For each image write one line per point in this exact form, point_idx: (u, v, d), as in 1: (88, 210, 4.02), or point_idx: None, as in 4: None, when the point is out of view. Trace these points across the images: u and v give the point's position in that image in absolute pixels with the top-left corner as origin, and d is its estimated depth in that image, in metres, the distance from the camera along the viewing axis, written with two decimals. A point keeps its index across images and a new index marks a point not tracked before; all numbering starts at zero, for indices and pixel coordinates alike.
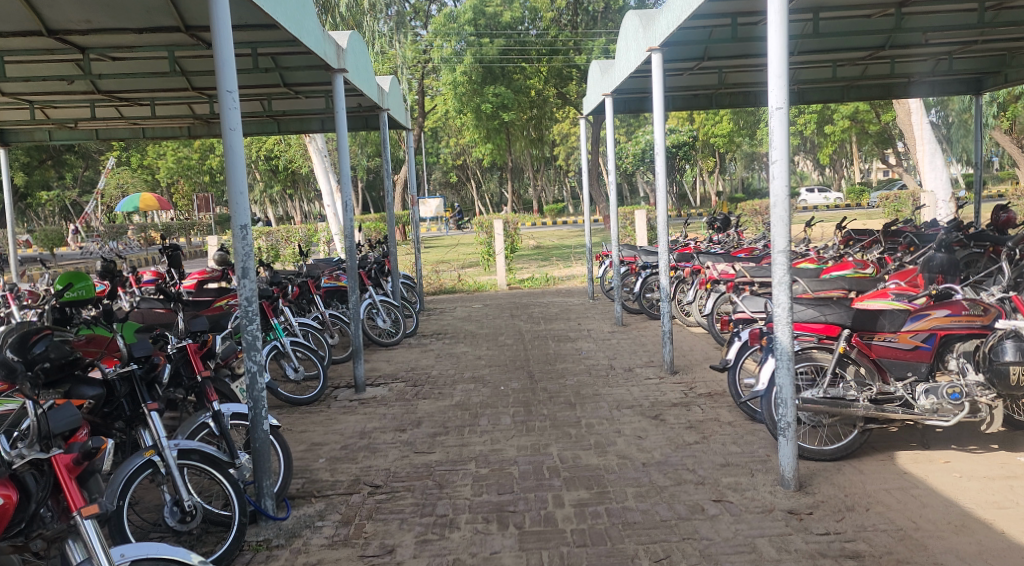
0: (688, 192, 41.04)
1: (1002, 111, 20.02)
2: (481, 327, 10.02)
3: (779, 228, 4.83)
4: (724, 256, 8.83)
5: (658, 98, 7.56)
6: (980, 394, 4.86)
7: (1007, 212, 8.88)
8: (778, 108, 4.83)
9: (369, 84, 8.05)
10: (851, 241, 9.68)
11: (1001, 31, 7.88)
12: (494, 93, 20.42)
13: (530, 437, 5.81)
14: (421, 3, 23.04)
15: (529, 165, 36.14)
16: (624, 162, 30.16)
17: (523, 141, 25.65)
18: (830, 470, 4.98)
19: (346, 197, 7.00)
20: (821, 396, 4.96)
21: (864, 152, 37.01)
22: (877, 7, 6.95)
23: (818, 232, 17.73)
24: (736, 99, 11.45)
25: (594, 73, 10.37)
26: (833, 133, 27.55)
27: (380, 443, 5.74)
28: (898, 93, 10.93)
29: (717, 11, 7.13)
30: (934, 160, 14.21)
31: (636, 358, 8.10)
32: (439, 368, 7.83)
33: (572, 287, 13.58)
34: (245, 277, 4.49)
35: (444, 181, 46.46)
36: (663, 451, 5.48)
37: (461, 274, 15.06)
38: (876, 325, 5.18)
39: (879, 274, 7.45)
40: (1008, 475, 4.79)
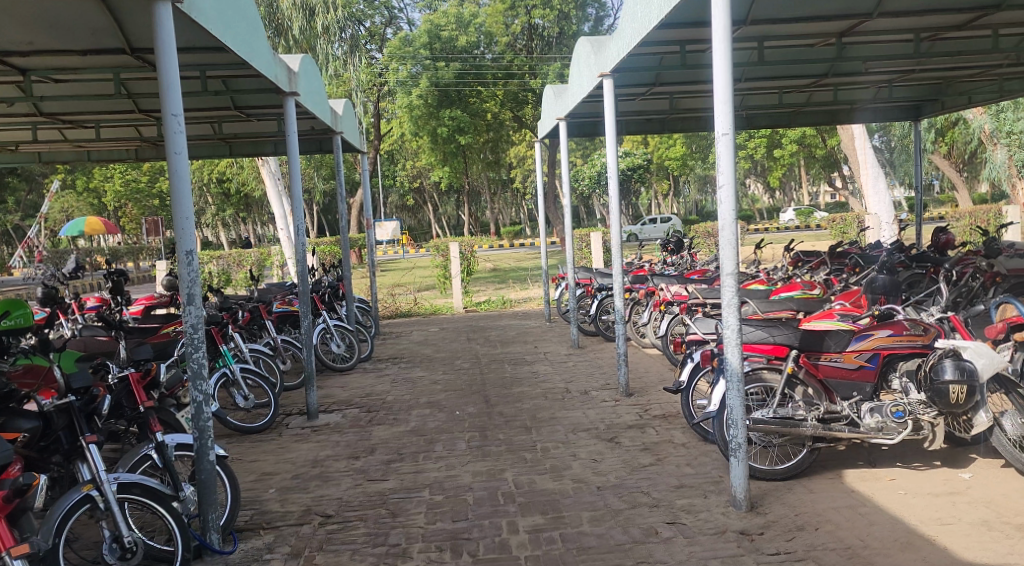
0: (644, 214, 41.60)
1: (941, 136, 20.64)
2: (438, 351, 9.98)
3: (727, 250, 4.91)
4: (678, 278, 8.97)
5: (610, 123, 7.64)
6: (923, 412, 5.00)
7: (947, 234, 9.15)
8: (724, 133, 4.93)
9: (323, 108, 8.04)
10: (800, 262, 9.84)
11: (937, 61, 8.13)
12: (451, 116, 20.62)
13: (485, 462, 5.80)
14: (377, 27, 23.04)
15: (486, 189, 36.30)
16: (580, 185, 30.48)
17: (480, 165, 25.78)
18: (781, 489, 5.05)
19: (298, 222, 6.93)
20: (771, 416, 5.05)
21: (813, 174, 37.93)
22: (818, 37, 7.12)
23: (767, 254, 18.11)
24: (688, 124, 11.68)
25: (548, 97, 10.49)
26: (782, 156, 28.11)
27: (333, 472, 5.67)
28: (843, 119, 11.24)
29: (666, 39, 7.28)
30: (876, 184, 14.66)
31: (592, 381, 8.12)
32: (395, 393, 7.76)
33: (529, 310, 13.61)
34: (191, 304, 4.42)
35: (401, 204, 46.34)
36: (618, 474, 5.50)
37: (417, 297, 15.01)
38: (822, 345, 5.24)
39: (826, 295, 7.62)
40: (951, 491, 4.89)
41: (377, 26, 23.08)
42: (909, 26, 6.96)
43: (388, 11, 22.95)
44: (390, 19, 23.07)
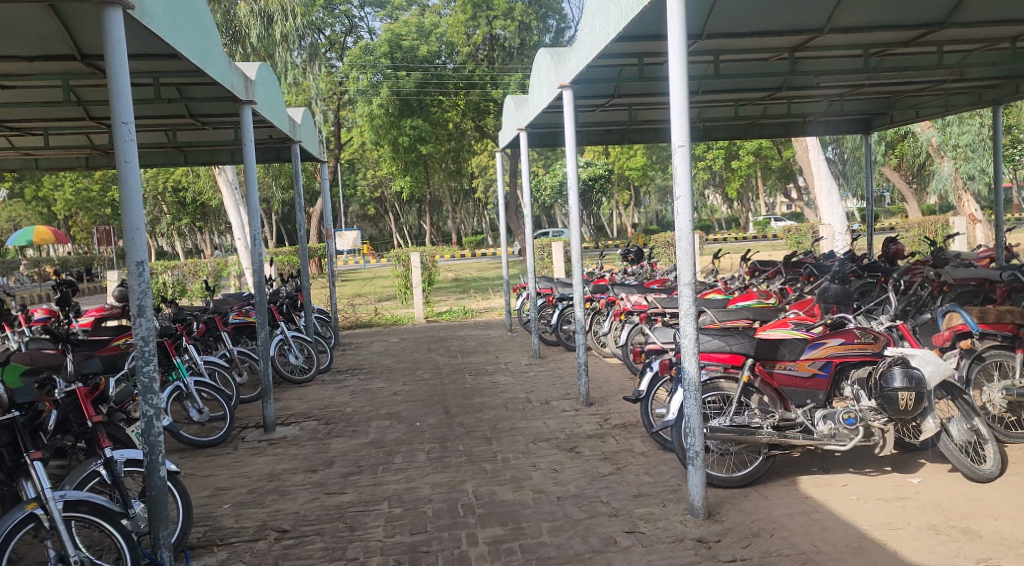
0: (606, 224, 41.97)
1: (890, 148, 21.18)
2: (398, 362, 9.93)
3: (684, 260, 4.96)
4: (638, 288, 9.06)
5: (570, 134, 7.68)
6: (873, 419, 5.06)
7: (897, 244, 9.40)
8: (681, 145, 4.98)
9: (280, 117, 7.99)
10: (757, 272, 10.01)
11: (886, 77, 8.34)
12: (412, 126, 20.55)
13: (445, 473, 5.78)
14: (337, 35, 22.92)
15: (448, 199, 36.31)
16: (542, 196, 30.59)
17: (441, 175, 25.79)
18: (737, 496, 5.12)
19: (255, 232, 6.86)
20: (728, 424, 5.12)
21: (769, 184, 38.61)
22: (772, 52, 7.25)
23: (725, 264, 18.33)
24: (648, 135, 11.80)
25: (509, 107, 10.53)
26: (740, 167, 28.54)
27: (290, 486, 5.62)
28: (797, 132, 11.44)
29: (624, 52, 7.36)
30: (830, 196, 14.98)
31: (553, 391, 8.14)
32: (354, 405, 7.71)
33: (490, 320, 13.60)
34: (142, 316, 4.35)
35: (361, 213, 46.10)
36: (578, 484, 5.52)
37: (378, 307, 14.94)
38: (777, 354, 5.33)
39: (782, 304, 7.75)
40: (901, 496, 4.99)
41: (338, 34, 22.95)
42: (859, 43, 7.12)
43: (348, 20, 22.78)
44: (351, 28, 23.00)
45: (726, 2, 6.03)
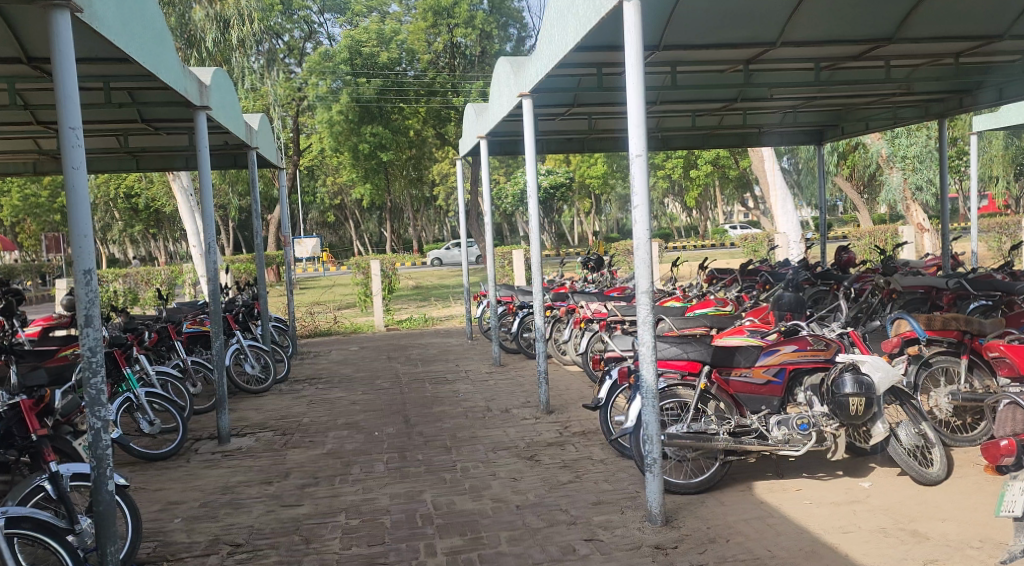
0: (567, 231, 42.21)
1: (843, 159, 21.59)
2: (357, 371, 9.85)
3: (641, 268, 4.99)
4: (597, 295, 9.11)
5: (529, 142, 7.69)
6: (825, 424, 5.14)
7: (848, 253, 9.61)
8: (638, 155, 5.02)
9: (236, 123, 7.90)
10: (714, 280, 10.14)
11: (839, 89, 8.50)
12: (372, 133, 20.76)
13: (404, 484, 5.74)
14: (296, 41, 22.78)
15: (409, 206, 36.20)
16: (503, 203, 30.61)
17: (402, 182, 25.70)
18: (695, 502, 5.16)
19: (210, 239, 6.75)
20: (686, 431, 5.15)
21: (727, 193, 39.17)
22: (727, 63, 7.35)
23: (684, 271, 18.52)
24: (608, 143, 11.89)
25: (469, 115, 10.52)
26: (699, 176, 28.86)
27: (245, 498, 5.54)
28: (753, 142, 11.61)
29: (583, 61, 7.40)
30: (786, 205, 15.21)
31: (513, 399, 8.13)
32: (312, 415, 7.63)
33: (451, 327, 13.56)
34: (89, 326, 4.26)
35: (321, 221, 45.69)
36: (537, 492, 5.52)
37: (337, 315, 14.82)
38: (732, 360, 5.38)
39: (738, 311, 7.84)
40: (852, 500, 5.07)
41: (296, 40, 22.76)
42: (812, 55, 7.24)
43: (306, 26, 22.59)
44: (310, 34, 22.76)
45: (683, 14, 6.10)
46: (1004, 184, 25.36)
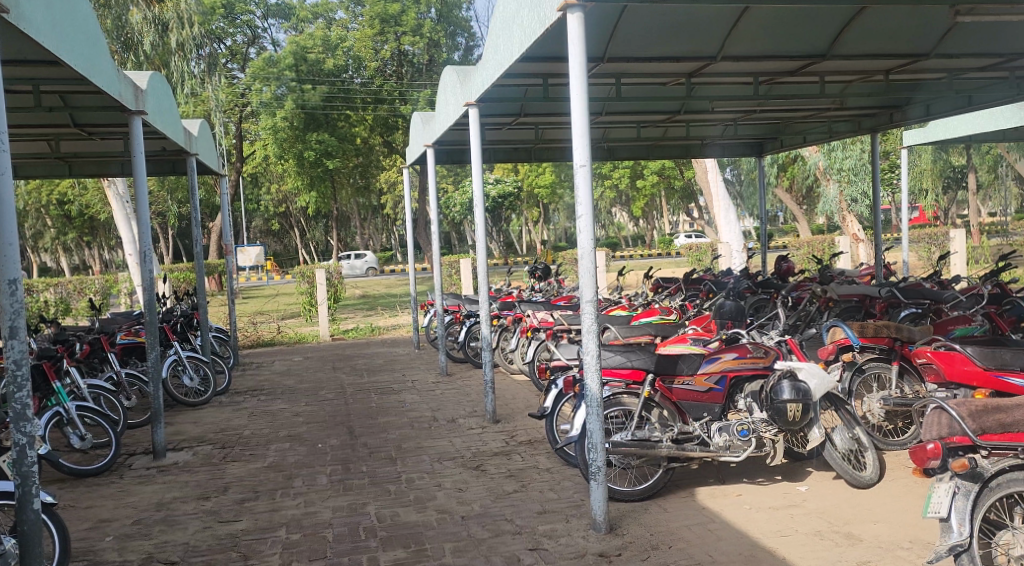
0: (515, 240, 42.36)
1: (783, 170, 22.10)
2: (301, 382, 9.70)
3: (586, 278, 5.01)
4: (544, 304, 9.15)
5: (475, 151, 7.67)
6: (764, 430, 5.22)
7: (787, 261, 9.83)
8: (582, 165, 5.03)
9: (175, 129, 7.75)
10: (659, 288, 10.27)
11: (777, 103, 8.68)
12: (317, 140, 20.44)
13: (347, 496, 5.67)
14: (238, 45, 22.40)
15: (356, 215, 35.92)
16: (451, 212, 30.58)
17: (348, 190, 25.52)
18: (638, 509, 5.19)
19: (145, 247, 6.58)
20: (630, 438, 5.17)
21: (673, 203, 39.75)
22: (670, 76, 7.46)
23: (630, 281, 18.72)
24: (555, 153, 11.96)
25: (415, 124, 10.47)
26: (645, 187, 29.24)
27: (180, 515, 5.41)
28: (696, 153, 11.79)
29: (529, 71, 7.42)
30: (728, 216, 15.51)
31: (460, 409, 8.09)
32: (252, 428, 7.49)
33: (398, 337, 13.47)
34: (14, 338, 4.11)
35: (265, 228, 45.00)
36: (482, 502, 5.49)
37: (281, 325, 14.61)
38: (676, 369, 5.40)
39: (682, 320, 7.93)
40: (791, 504, 5.14)
41: (239, 44, 22.40)
42: (751, 70, 7.39)
43: (250, 30, 22.24)
44: (253, 39, 22.41)
45: (625, 28, 6.16)
46: (934, 196, 26.28)
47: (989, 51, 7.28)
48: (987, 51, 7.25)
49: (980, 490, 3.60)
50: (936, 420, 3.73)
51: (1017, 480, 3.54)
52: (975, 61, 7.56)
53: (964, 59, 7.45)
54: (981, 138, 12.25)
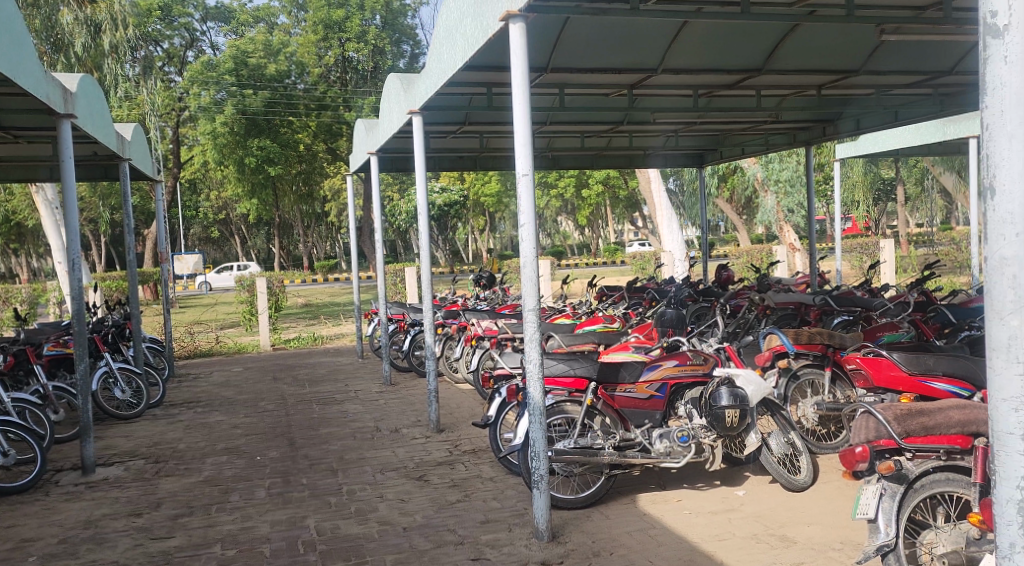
0: (461, 248, 42.34)
1: (723, 181, 22.53)
2: (240, 393, 9.51)
3: (528, 286, 4.99)
4: (489, 313, 9.15)
5: (419, 159, 7.63)
6: (703, 436, 5.26)
7: (728, 270, 10.02)
8: (524, 174, 5.01)
9: (107, 133, 7.54)
10: (604, 297, 10.37)
11: (717, 115, 8.83)
12: (259, 146, 20.30)
13: (286, 510, 5.56)
14: (175, 48, 21.89)
15: (299, 222, 35.48)
16: (396, 220, 30.48)
17: (291, 198, 25.22)
18: (580, 517, 5.19)
19: (74, 255, 6.39)
20: (573, 446, 5.18)
21: (618, 213, 40.21)
22: (612, 88, 7.53)
23: (574, 289, 18.84)
24: (500, 162, 11.97)
25: (359, 132, 10.37)
26: (590, 196, 29.54)
27: (109, 532, 5.24)
28: (639, 163, 11.93)
29: (472, 80, 7.41)
30: (671, 225, 15.75)
31: (403, 418, 8.02)
32: (188, 441, 7.31)
33: (341, 346, 13.32)
34: None
35: (204, 236, 44.15)
36: (425, 513, 5.44)
37: (220, 335, 14.32)
38: (617, 377, 5.44)
39: (625, 328, 7.99)
40: (729, 508, 5.21)
41: (176, 48, 21.92)
42: (691, 82, 7.50)
43: (187, 33, 21.84)
44: (191, 41, 22.04)
45: (568, 39, 6.20)
46: (866, 207, 27.08)
47: (915, 68, 7.52)
48: (913, 68, 7.50)
49: (906, 491, 3.68)
50: (864, 424, 3.82)
51: (941, 480, 3.65)
52: (902, 78, 7.81)
53: (891, 76, 7.69)
54: (908, 152, 12.65)
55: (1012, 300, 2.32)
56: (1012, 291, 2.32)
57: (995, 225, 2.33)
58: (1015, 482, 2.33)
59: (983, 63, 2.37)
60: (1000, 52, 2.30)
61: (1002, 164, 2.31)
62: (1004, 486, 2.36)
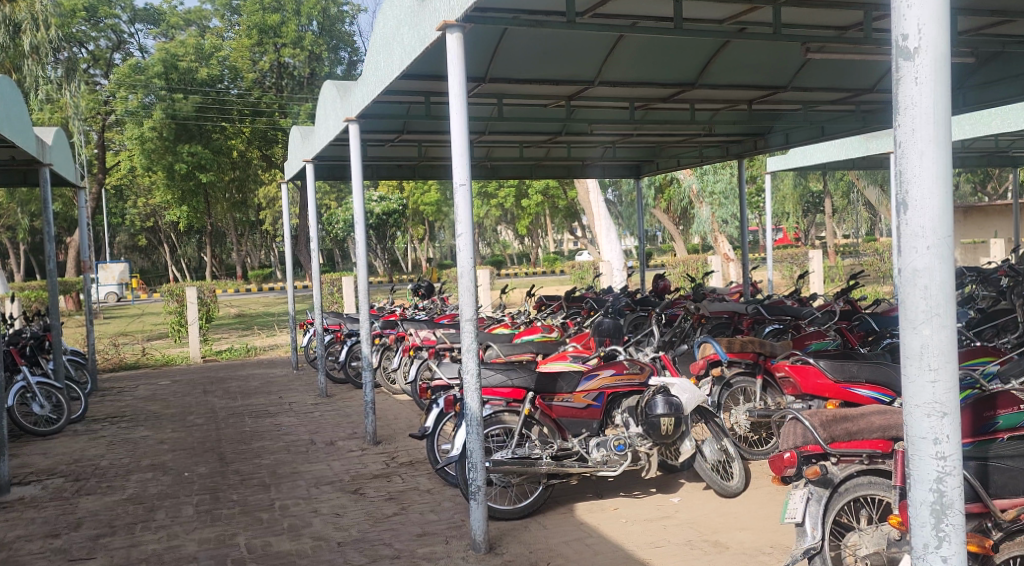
0: (400, 258, 42.08)
1: (659, 192, 22.87)
2: (168, 407, 9.22)
3: (466, 297, 4.93)
4: (427, 323, 9.05)
5: (356, 168, 7.51)
6: (639, 444, 5.22)
7: (664, 280, 10.12)
8: (461, 184, 4.93)
9: (26, 137, 7.24)
10: (542, 306, 10.37)
11: (653, 127, 8.92)
12: (190, 152, 19.67)
13: (214, 527, 5.38)
14: (102, 50, 21.22)
15: (232, 230, 34.78)
16: (334, 228, 30.18)
17: (224, 207, 24.72)
18: (518, 528, 5.13)
19: None
20: (510, 457, 5.11)
21: (557, 222, 40.49)
22: (551, 98, 7.54)
23: (513, 298, 18.87)
24: (439, 171, 11.89)
25: (295, 139, 10.16)
26: (529, 206, 29.73)
27: (24, 555, 5.00)
28: (577, 174, 12.00)
29: (410, 88, 7.32)
30: (609, 236, 15.89)
31: (339, 431, 7.87)
32: (110, 457, 7.05)
33: (275, 357, 13.05)
34: None
35: (131, 244, 42.87)
36: (360, 527, 5.32)
37: (147, 346, 13.89)
38: (555, 387, 5.45)
39: (564, 338, 7.98)
40: (665, 516, 5.21)
41: (102, 50, 21.23)
42: (628, 95, 7.54)
43: (115, 35, 21.11)
44: (118, 44, 21.34)
45: (506, 49, 6.17)
46: (795, 218, 27.78)
47: (841, 86, 7.70)
48: (838, 86, 7.68)
49: (831, 495, 3.73)
50: (792, 430, 3.87)
51: (864, 484, 3.67)
52: (828, 95, 7.99)
53: (818, 93, 7.86)
54: (834, 166, 13.02)
55: (923, 310, 2.43)
56: (923, 301, 2.43)
57: (906, 238, 2.44)
58: (928, 484, 2.43)
59: (895, 85, 2.49)
60: (910, 74, 2.42)
61: (912, 180, 2.42)
62: (917, 488, 2.46)
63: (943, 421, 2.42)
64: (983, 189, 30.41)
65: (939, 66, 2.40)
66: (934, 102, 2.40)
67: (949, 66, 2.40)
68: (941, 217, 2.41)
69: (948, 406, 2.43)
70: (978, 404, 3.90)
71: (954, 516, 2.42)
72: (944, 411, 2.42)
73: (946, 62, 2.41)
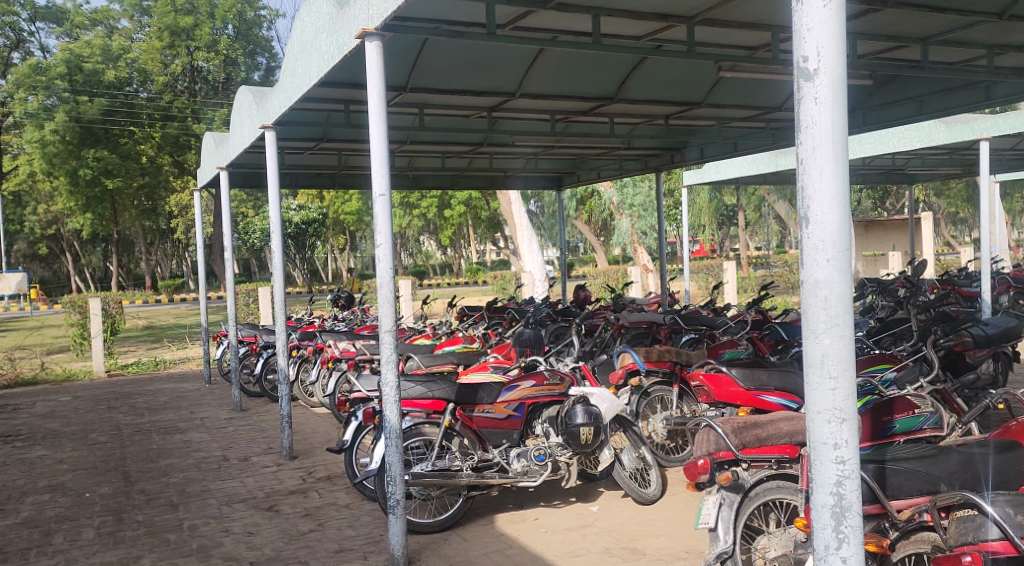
0: (320, 268, 41.39)
1: (580, 203, 23.06)
2: (69, 424, 8.77)
3: (384, 308, 4.81)
4: (346, 334, 8.86)
5: (272, 175, 7.30)
6: (560, 453, 5.20)
7: (585, 290, 10.14)
8: (380, 194, 4.80)
9: None
10: (465, 316, 10.27)
11: (574, 139, 8.95)
12: (94, 156, 18.96)
13: (117, 550, 5.12)
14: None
15: (141, 238, 33.56)
16: (251, 238, 29.48)
17: (132, 214, 23.84)
18: (438, 541, 5.02)
19: None
20: (431, 469, 5.03)
21: (479, 233, 40.47)
22: (471, 109, 7.49)
23: (435, 309, 18.71)
24: (359, 180, 11.70)
25: (208, 144, 9.82)
26: (451, 215, 29.64)
27: None
28: (500, 184, 11.97)
29: (328, 95, 7.16)
30: (531, 246, 15.93)
31: (253, 446, 7.61)
32: (4, 479, 6.65)
33: (186, 371, 12.59)
34: None
35: (30, 253, 40.85)
36: (274, 546, 5.13)
37: (48, 361, 13.22)
38: (476, 398, 5.32)
39: (485, 349, 7.89)
40: (584, 524, 5.18)
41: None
42: (547, 107, 7.54)
43: (13, 32, 20.26)
44: (17, 43, 20.41)
45: (425, 59, 6.10)
46: (711, 230, 28.44)
47: (753, 103, 7.88)
48: (750, 103, 7.85)
49: (742, 500, 3.73)
50: (705, 437, 3.89)
51: (772, 487, 3.70)
52: (740, 112, 8.16)
53: (730, 110, 8.02)
54: (746, 181, 13.34)
55: (824, 320, 2.45)
56: (824, 311, 2.45)
57: (808, 251, 2.46)
58: (829, 488, 2.44)
59: (795, 104, 2.51)
60: (810, 94, 2.45)
61: (813, 196, 2.44)
62: (819, 492, 2.46)
63: (842, 427, 2.44)
64: (882, 205, 31.70)
65: (837, 87, 2.43)
66: (833, 121, 2.43)
67: (846, 86, 2.44)
68: (840, 231, 2.43)
69: (847, 412, 2.45)
70: (877, 409, 4.02)
71: (852, 519, 2.43)
72: (843, 417, 2.44)
73: (843, 82, 2.44)
